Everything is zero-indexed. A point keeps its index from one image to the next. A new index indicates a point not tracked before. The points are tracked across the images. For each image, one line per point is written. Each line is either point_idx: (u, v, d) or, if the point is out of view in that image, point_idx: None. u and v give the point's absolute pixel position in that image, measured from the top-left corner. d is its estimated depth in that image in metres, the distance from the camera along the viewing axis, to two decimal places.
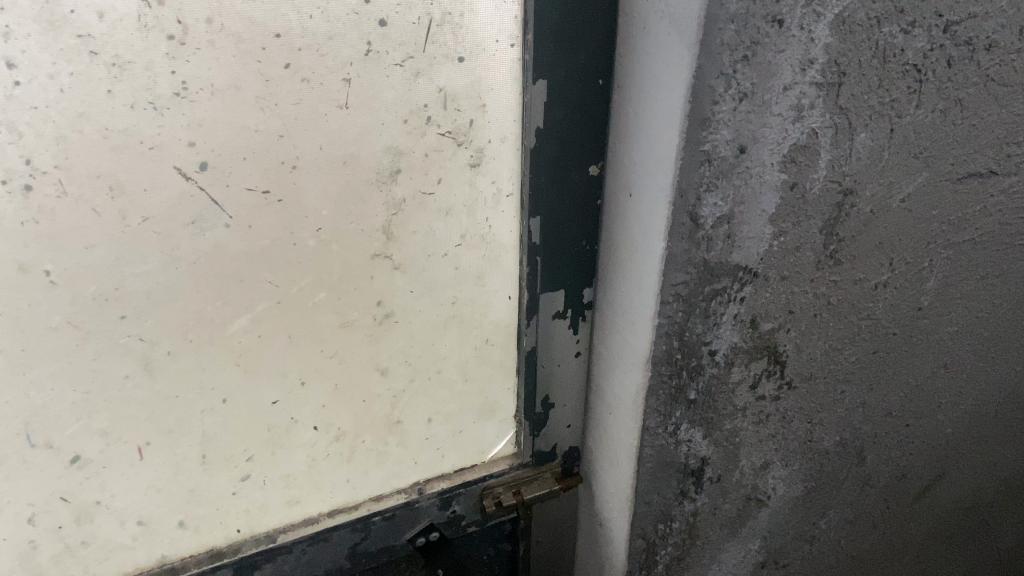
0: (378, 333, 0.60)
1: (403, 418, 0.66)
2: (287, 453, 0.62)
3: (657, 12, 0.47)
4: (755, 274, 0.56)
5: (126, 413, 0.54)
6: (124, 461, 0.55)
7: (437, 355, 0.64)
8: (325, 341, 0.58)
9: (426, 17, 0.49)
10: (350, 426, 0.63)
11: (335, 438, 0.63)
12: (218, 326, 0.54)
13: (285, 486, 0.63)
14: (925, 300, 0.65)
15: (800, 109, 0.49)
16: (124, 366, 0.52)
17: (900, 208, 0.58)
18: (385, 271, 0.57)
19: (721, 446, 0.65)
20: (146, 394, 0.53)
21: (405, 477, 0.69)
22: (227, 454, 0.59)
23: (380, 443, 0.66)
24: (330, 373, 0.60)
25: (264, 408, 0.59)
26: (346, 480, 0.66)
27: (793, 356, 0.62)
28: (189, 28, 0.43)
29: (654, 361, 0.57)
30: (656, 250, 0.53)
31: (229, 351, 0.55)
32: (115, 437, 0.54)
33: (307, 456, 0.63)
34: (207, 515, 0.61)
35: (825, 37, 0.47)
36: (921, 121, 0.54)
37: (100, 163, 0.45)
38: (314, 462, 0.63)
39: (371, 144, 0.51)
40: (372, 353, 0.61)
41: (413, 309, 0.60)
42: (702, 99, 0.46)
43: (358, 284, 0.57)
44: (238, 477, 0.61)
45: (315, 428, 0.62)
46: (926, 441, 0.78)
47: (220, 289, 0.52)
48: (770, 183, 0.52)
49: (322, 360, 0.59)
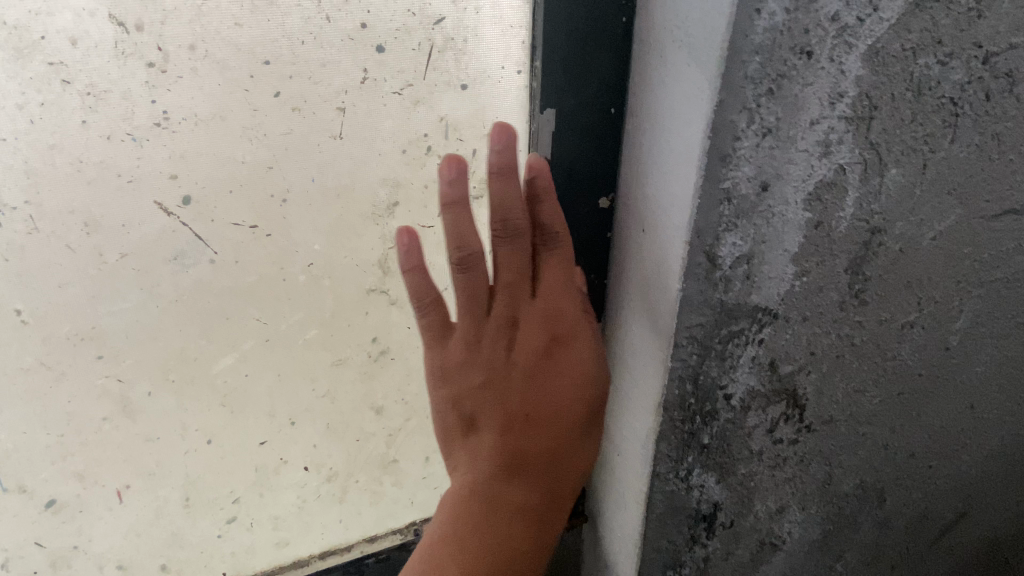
0: (373, 369, 0.68)
1: (398, 456, 0.74)
2: (275, 493, 0.70)
3: (677, 40, 0.44)
4: (776, 316, 0.52)
5: (102, 456, 0.60)
6: (103, 505, 0.63)
7: None
8: (316, 378, 0.66)
9: (427, 43, 0.52)
10: (339, 464, 0.72)
11: (325, 479, 0.72)
12: (204, 364, 0.60)
13: (274, 527, 0.72)
14: (952, 340, 0.61)
15: (827, 144, 0.46)
16: (101, 410, 0.58)
17: (930, 246, 0.54)
18: (381, 305, 0.64)
19: (736, 490, 0.61)
20: (123, 436, 0.60)
21: (400, 516, 0.78)
22: (211, 498, 0.67)
23: (374, 484, 0.75)
24: (318, 413, 0.68)
25: (252, 447, 0.67)
26: (338, 520, 0.75)
27: (813, 400, 0.59)
28: (169, 54, 0.46)
29: (666, 405, 0.54)
30: (671, 291, 0.50)
31: (214, 390, 0.62)
32: (92, 480, 0.61)
33: (297, 496, 0.71)
34: (189, 556, 0.70)
35: (856, 69, 0.44)
36: (956, 157, 0.50)
37: (74, 197, 0.49)
38: (304, 504, 0.72)
39: (366, 177, 0.57)
40: (364, 389, 0.69)
41: (410, 346, 0.68)
42: (723, 135, 0.43)
43: (352, 318, 0.64)
44: (223, 520, 0.69)
45: (305, 467, 0.70)
46: (949, 481, 0.74)
47: (203, 324, 0.58)
48: (793, 222, 0.48)
49: (313, 399, 0.67)
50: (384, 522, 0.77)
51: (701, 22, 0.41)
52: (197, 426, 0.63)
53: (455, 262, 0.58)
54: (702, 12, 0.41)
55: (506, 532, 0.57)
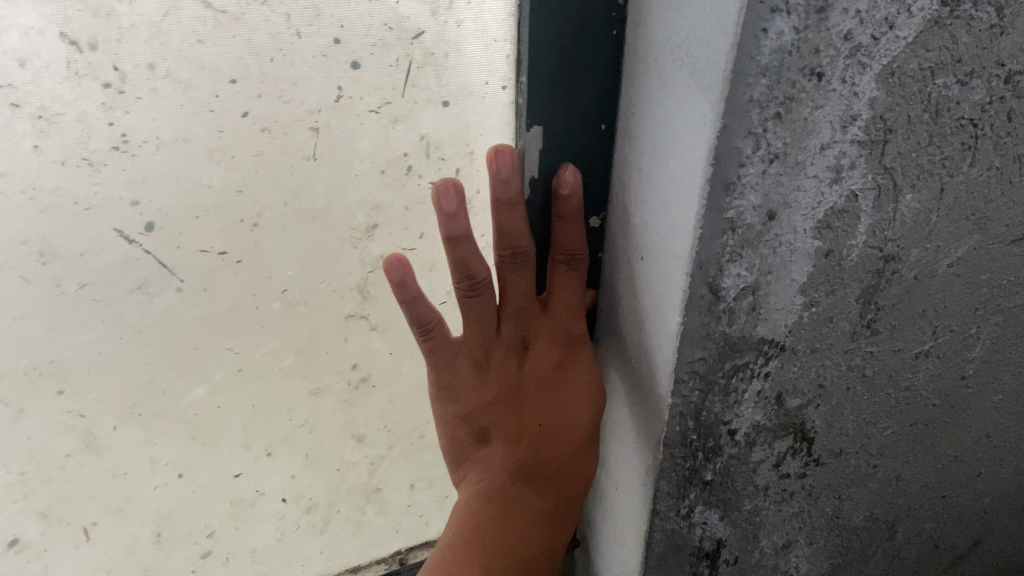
0: (355, 396, 0.67)
1: (381, 486, 0.75)
2: (252, 526, 0.71)
3: (677, 60, 0.41)
4: (782, 348, 0.49)
5: (67, 493, 0.59)
6: (71, 543, 0.63)
7: (419, 419, 0.72)
8: (294, 409, 0.65)
9: (405, 59, 0.49)
10: (321, 493, 0.72)
11: (306, 510, 0.73)
12: (175, 397, 0.59)
13: (251, 559, 0.73)
14: (969, 368, 0.58)
15: (839, 170, 0.43)
16: (68, 445, 0.57)
17: (946, 273, 0.51)
18: (362, 331, 0.63)
19: (740, 527, 0.58)
20: (88, 473, 0.59)
21: (385, 547, 0.79)
22: (187, 533, 0.68)
23: (360, 510, 0.75)
24: (297, 444, 0.67)
25: (229, 479, 0.66)
26: (320, 551, 0.76)
27: (822, 433, 0.56)
28: (127, 74, 0.44)
29: (667, 442, 0.51)
30: (671, 324, 0.47)
31: (187, 425, 0.61)
32: (57, 518, 0.61)
33: (277, 526, 0.72)
34: None
35: (871, 91, 0.41)
36: (975, 180, 0.47)
37: (29, 227, 0.47)
38: (285, 533, 0.73)
39: (344, 198, 0.55)
40: (347, 416, 0.68)
41: (392, 372, 0.67)
42: (727, 162, 0.40)
43: (333, 346, 0.63)
44: (200, 553, 0.70)
45: (284, 499, 0.71)
46: (963, 511, 0.70)
47: (174, 359, 0.57)
48: (801, 251, 0.45)
49: (291, 429, 0.66)
50: (369, 553, 0.78)
51: (703, 42, 0.38)
52: (168, 460, 0.62)
53: (464, 290, 0.57)
54: (704, 31, 0.38)
55: (517, 535, 0.60)
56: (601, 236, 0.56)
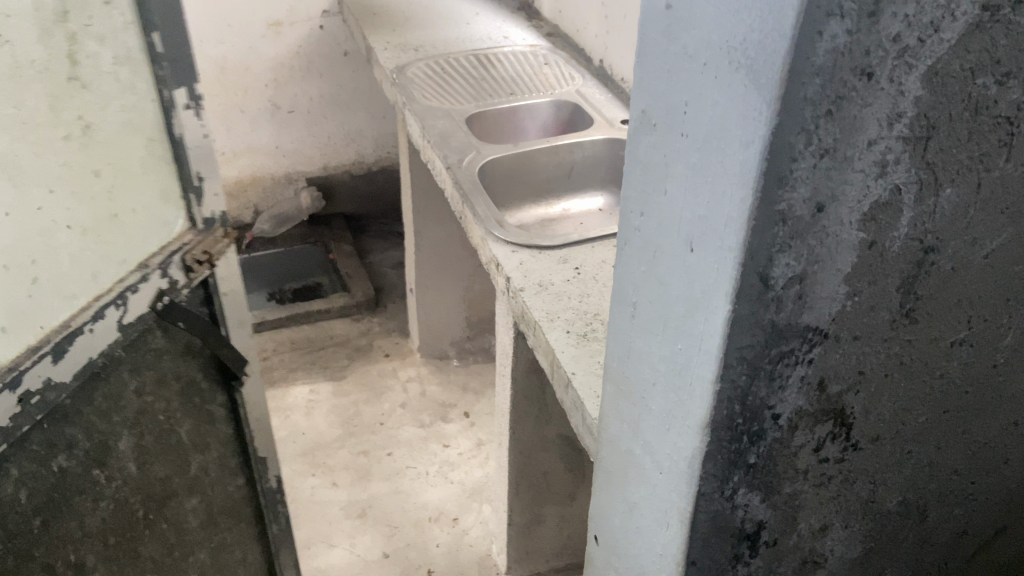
0: (83, 138, 0.84)
1: (116, 210, 0.90)
2: (50, 251, 0.83)
3: (732, 61, 0.43)
4: (826, 335, 0.52)
5: None
6: None
7: (124, 154, 0.90)
8: (51, 146, 0.81)
9: None
10: (83, 219, 0.86)
11: (79, 232, 0.86)
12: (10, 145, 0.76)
13: (57, 285, 0.85)
14: (1000, 357, 0.61)
15: (884, 165, 0.45)
16: None
17: (982, 264, 0.54)
18: (73, 85, 0.82)
19: (780, 509, 0.61)
20: None
21: (134, 260, 0.94)
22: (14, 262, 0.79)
23: (106, 230, 0.90)
24: (51, 174, 0.81)
25: (28, 212, 0.80)
26: (94, 274, 0.89)
27: (860, 419, 0.58)
28: None
29: (713, 426, 0.53)
30: (719, 311, 0.49)
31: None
32: None
33: (69, 252, 0.85)
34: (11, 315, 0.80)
35: (916, 90, 0.43)
36: (1011, 175, 0.50)
37: None
38: (79, 251, 0.86)
39: None
40: (82, 154, 0.85)
41: (97, 113, 0.86)
42: (780, 156, 0.43)
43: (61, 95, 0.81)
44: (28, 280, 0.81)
45: (67, 227, 0.84)
46: (990, 498, 0.72)
47: None
48: (847, 242, 0.48)
49: (45, 158, 0.81)
50: (126, 263, 0.93)
51: (760, 45, 0.41)
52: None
53: None
54: (761, 35, 0.40)
55: None
56: (630, 234, 0.58)
